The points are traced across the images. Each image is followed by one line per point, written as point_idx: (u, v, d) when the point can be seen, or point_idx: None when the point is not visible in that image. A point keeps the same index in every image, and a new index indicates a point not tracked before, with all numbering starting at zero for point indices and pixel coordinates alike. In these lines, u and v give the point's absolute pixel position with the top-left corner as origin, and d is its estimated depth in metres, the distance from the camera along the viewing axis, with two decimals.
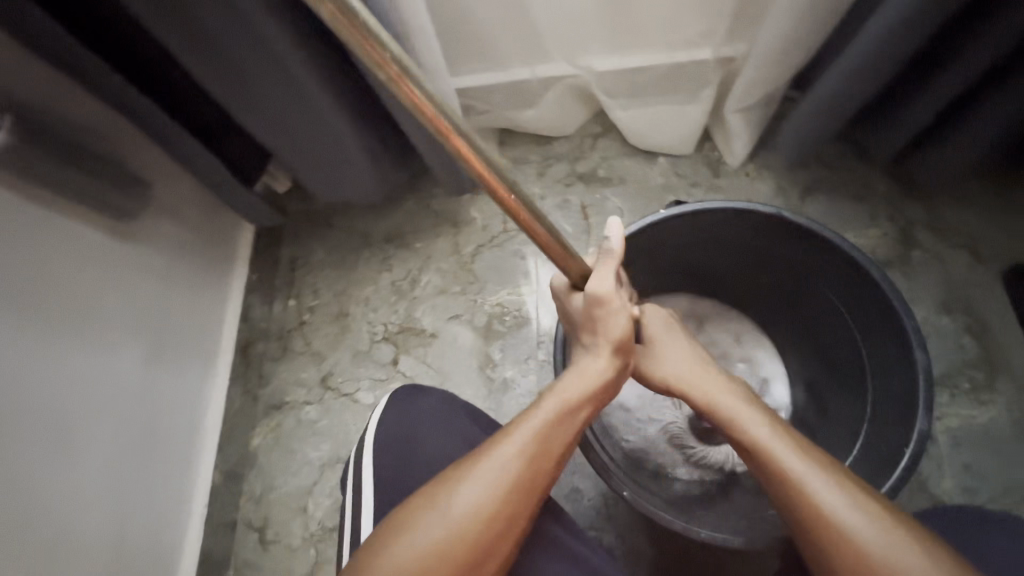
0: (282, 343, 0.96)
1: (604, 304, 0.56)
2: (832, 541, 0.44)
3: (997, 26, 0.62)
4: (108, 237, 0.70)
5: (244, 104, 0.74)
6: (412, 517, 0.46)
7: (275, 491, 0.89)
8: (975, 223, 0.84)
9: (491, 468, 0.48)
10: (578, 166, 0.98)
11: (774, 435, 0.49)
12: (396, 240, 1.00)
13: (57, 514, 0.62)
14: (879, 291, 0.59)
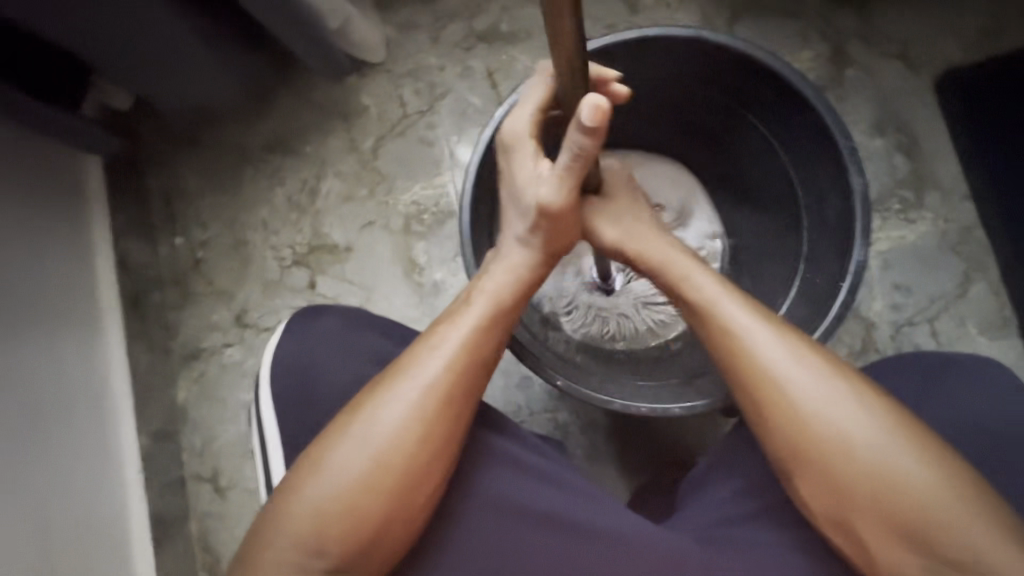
0: (180, 289, 0.86)
1: (560, 215, 0.50)
2: (789, 432, 0.44)
3: None
4: None
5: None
6: (326, 450, 0.42)
7: (218, 441, 0.84)
8: (909, 27, 0.76)
9: (411, 387, 0.43)
10: (475, 23, 0.83)
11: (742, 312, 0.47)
12: (281, 147, 0.85)
13: None
14: (813, 114, 0.54)
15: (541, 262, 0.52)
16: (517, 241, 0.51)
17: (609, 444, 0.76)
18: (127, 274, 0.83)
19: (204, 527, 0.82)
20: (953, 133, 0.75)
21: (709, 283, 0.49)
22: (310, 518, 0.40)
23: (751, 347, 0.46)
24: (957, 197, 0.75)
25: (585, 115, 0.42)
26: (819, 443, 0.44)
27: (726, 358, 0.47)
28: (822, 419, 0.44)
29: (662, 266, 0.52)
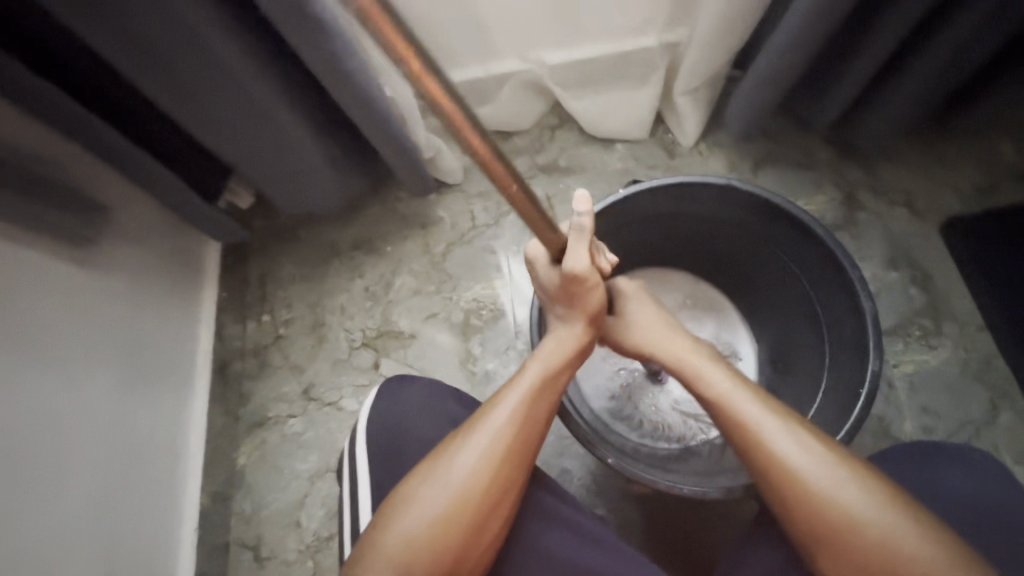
0: (259, 360, 0.96)
1: (580, 281, 0.54)
2: (836, 530, 0.47)
3: (902, 11, 0.68)
4: (73, 267, 0.69)
5: (181, 105, 0.73)
6: (413, 490, 0.48)
7: (266, 508, 0.89)
8: (912, 181, 0.89)
9: (484, 436, 0.50)
10: (539, 158, 1.01)
11: (767, 414, 0.51)
12: (366, 246, 1.00)
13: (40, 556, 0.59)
14: (827, 249, 0.63)
15: (583, 333, 0.59)
16: (559, 320, 0.59)
17: (643, 544, 0.77)
18: (220, 343, 0.95)
19: None
20: (961, 273, 0.84)
21: (729, 390, 0.54)
22: (402, 552, 0.45)
23: (792, 463, 0.49)
24: (972, 329, 0.81)
25: (577, 206, 0.50)
26: (868, 549, 0.46)
27: (776, 477, 0.49)
28: (857, 514, 0.46)
29: (679, 364, 0.58)
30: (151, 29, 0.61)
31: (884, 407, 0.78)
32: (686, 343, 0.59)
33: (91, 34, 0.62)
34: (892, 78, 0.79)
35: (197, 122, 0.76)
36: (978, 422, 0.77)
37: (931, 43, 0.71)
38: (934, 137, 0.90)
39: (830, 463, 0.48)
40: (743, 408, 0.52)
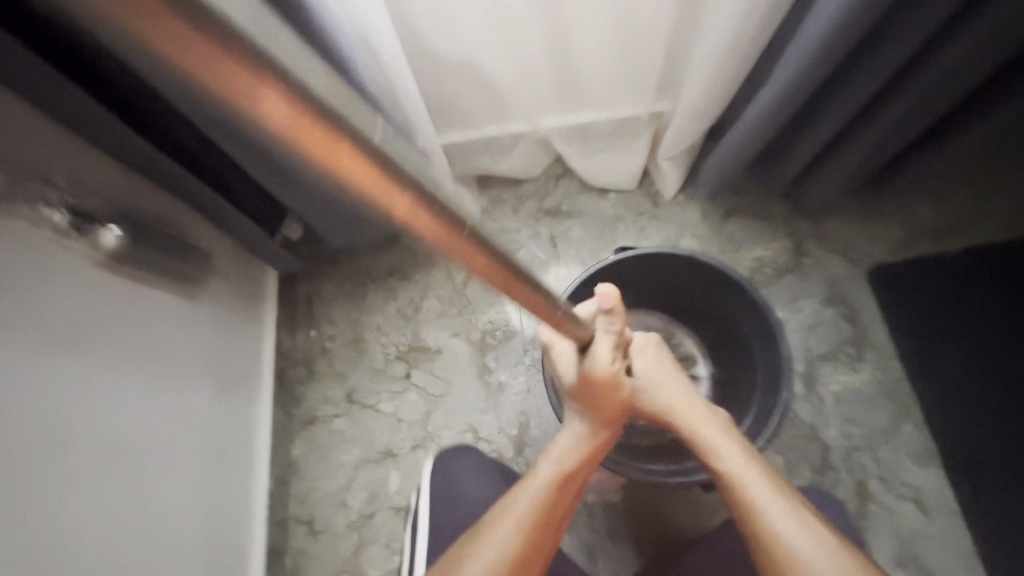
0: (308, 368, 1.15)
1: (601, 379, 0.72)
2: None
3: (828, 115, 0.90)
4: (181, 302, 0.86)
5: (274, 182, 0.87)
6: (448, 572, 0.64)
7: (318, 491, 1.08)
8: (848, 233, 1.09)
9: (502, 527, 0.66)
10: (545, 203, 1.21)
11: (767, 493, 0.67)
12: (398, 273, 1.19)
13: (162, 523, 0.79)
14: (756, 302, 0.82)
15: (594, 429, 0.76)
16: (573, 409, 0.78)
17: (624, 521, 0.99)
18: (281, 354, 1.15)
19: (298, 559, 1.05)
20: (882, 310, 1.05)
21: (740, 469, 0.69)
22: None
23: (783, 536, 0.63)
24: (887, 356, 1.02)
25: (603, 298, 0.66)
26: None
27: (771, 545, 0.63)
28: None
29: (697, 438, 0.74)
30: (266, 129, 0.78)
31: (815, 416, 1.00)
32: (703, 416, 0.76)
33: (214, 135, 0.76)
34: (828, 157, 1.00)
35: (289, 195, 0.91)
36: (888, 430, 0.98)
37: (854, 137, 0.93)
38: (870, 198, 1.10)
39: (790, 525, 0.63)
40: (749, 485, 0.68)
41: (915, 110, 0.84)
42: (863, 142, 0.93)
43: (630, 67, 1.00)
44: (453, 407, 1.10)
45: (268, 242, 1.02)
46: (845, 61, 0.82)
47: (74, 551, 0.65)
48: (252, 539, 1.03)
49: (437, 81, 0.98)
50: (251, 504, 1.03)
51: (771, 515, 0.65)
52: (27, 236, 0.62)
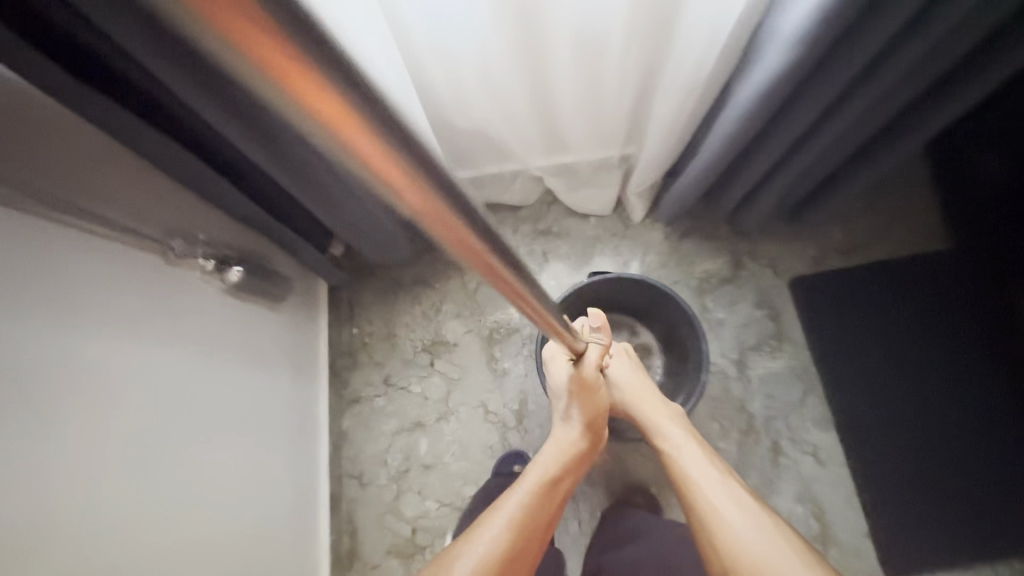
0: (352, 359, 1.46)
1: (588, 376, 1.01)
2: (730, 541, 0.81)
3: (757, 161, 1.13)
4: (269, 310, 1.19)
5: (319, 203, 1.07)
6: (470, 539, 0.87)
7: (364, 452, 1.40)
8: (775, 251, 1.40)
9: (510, 503, 0.93)
10: (539, 225, 1.50)
11: (701, 467, 0.93)
12: (422, 282, 1.49)
13: (254, 479, 1.09)
14: (686, 311, 1.15)
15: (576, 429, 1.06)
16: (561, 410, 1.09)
17: (599, 472, 1.31)
18: (331, 348, 1.46)
19: (352, 503, 1.37)
20: (799, 311, 1.35)
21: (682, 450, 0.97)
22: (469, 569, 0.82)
23: (710, 497, 0.88)
24: (802, 347, 1.33)
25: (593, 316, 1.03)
26: (751, 555, 0.78)
27: (702, 505, 0.87)
28: (740, 531, 0.81)
29: (655, 426, 1.04)
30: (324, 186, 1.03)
31: (744, 393, 1.32)
32: (659, 408, 1.07)
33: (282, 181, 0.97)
34: (758, 193, 1.25)
35: (335, 220, 1.15)
36: (798, 403, 1.30)
37: (780, 173, 1.16)
38: (793, 226, 1.40)
39: (705, 475, 0.91)
40: (688, 463, 0.95)
41: (827, 148, 1.07)
42: (786, 176, 1.16)
43: (601, 128, 1.24)
44: (468, 388, 1.41)
45: (327, 266, 1.32)
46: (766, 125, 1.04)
47: (173, 501, 0.87)
48: (319, 488, 1.35)
49: (455, 142, 1.27)
50: (320, 461, 1.36)
51: (693, 470, 0.93)
52: (192, 280, 0.96)
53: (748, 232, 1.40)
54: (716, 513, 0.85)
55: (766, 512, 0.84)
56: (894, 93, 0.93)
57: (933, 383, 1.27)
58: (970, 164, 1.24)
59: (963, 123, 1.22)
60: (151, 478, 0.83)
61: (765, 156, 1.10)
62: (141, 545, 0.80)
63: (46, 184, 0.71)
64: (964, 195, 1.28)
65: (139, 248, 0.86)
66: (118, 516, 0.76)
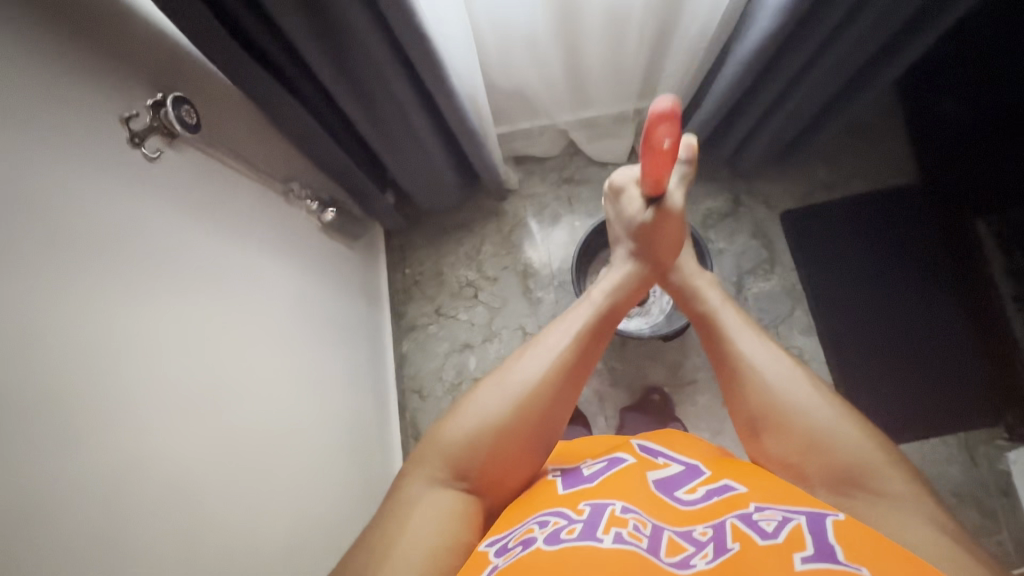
0: (406, 294, 1.71)
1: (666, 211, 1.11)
2: (782, 413, 0.87)
3: (757, 100, 1.32)
4: (345, 247, 1.45)
5: (394, 156, 1.28)
6: (521, 360, 0.92)
7: (422, 370, 1.67)
8: (768, 190, 1.63)
9: (562, 331, 0.96)
10: (563, 174, 1.73)
11: (753, 343, 0.96)
12: (464, 227, 1.73)
13: (340, 382, 1.32)
14: (695, 240, 1.43)
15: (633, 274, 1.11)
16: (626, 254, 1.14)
17: (621, 378, 1.57)
18: (389, 285, 1.72)
19: (414, 412, 1.64)
20: (788, 240, 1.59)
21: (734, 326, 0.99)
22: (517, 387, 0.87)
23: (759, 370, 0.92)
24: (791, 270, 1.58)
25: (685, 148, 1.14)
26: (803, 426, 0.84)
27: (750, 380, 0.92)
28: (793, 403, 0.87)
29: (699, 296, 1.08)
30: (401, 146, 1.25)
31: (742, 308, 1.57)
32: (709, 283, 1.10)
33: (372, 134, 1.17)
34: (758, 132, 1.45)
35: (403, 171, 1.37)
36: (785, 317, 1.55)
37: (779, 111, 1.35)
38: (780, 168, 1.63)
39: (743, 335, 0.97)
40: (739, 338, 0.97)
41: (821, 82, 1.24)
42: (785, 112, 1.34)
43: (620, 85, 1.45)
44: (508, 314, 1.67)
45: (389, 214, 1.56)
46: (767, 68, 1.22)
47: (259, 387, 1.00)
48: (390, 399, 1.63)
49: (495, 102, 1.48)
50: (388, 377, 1.63)
51: (731, 330, 0.99)
52: (298, 220, 1.20)
53: (742, 176, 1.63)
54: (755, 369, 0.92)
55: (806, 374, 0.91)
56: (882, 28, 1.09)
57: (904, 291, 1.52)
58: (935, 107, 1.46)
59: (926, 70, 1.45)
60: (233, 366, 0.93)
61: (760, 101, 1.32)
62: (245, 410, 0.95)
63: (224, 137, 0.97)
64: (929, 134, 1.50)
65: (262, 185, 1.07)
66: (229, 381, 0.92)
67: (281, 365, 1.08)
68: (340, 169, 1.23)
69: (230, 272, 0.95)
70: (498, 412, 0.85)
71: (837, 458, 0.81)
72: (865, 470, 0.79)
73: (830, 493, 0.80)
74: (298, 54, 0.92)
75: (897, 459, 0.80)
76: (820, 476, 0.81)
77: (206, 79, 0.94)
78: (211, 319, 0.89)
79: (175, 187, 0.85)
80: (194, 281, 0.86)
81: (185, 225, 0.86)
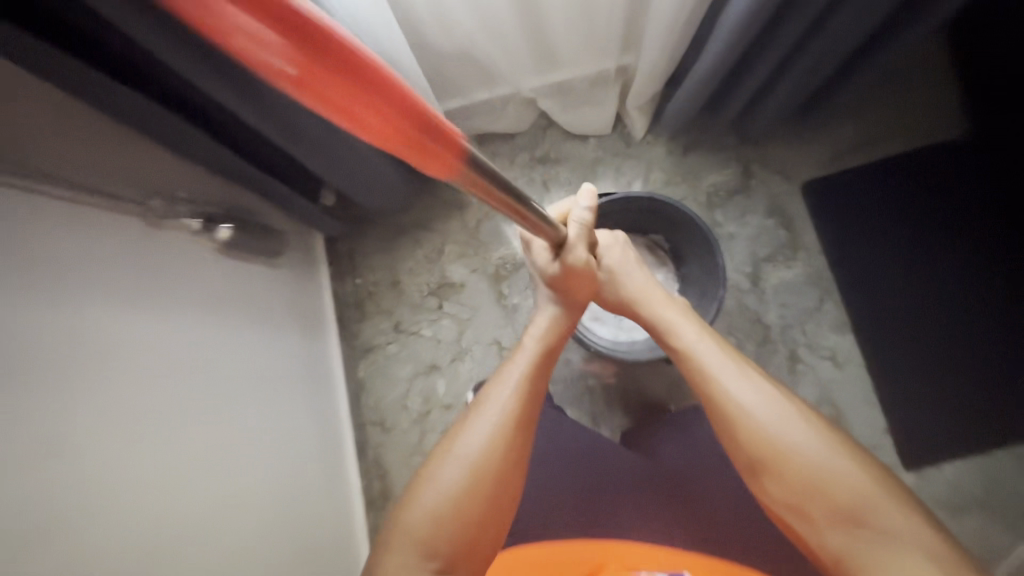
0: (360, 309, 1.44)
1: (577, 268, 0.90)
2: (771, 451, 0.76)
3: (768, 52, 1.02)
4: (266, 268, 1.16)
5: (308, 151, 0.98)
6: (479, 406, 0.80)
7: (385, 399, 1.41)
8: (788, 154, 1.34)
9: (518, 367, 0.85)
10: (536, 152, 1.42)
11: (722, 363, 0.85)
12: (422, 225, 1.45)
13: (275, 447, 1.04)
14: (699, 227, 1.12)
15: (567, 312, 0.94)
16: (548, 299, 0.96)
17: (617, 393, 1.32)
18: (336, 300, 1.45)
19: (378, 449, 1.39)
20: (813, 217, 1.31)
21: (700, 347, 0.87)
22: (474, 444, 0.75)
23: (737, 400, 0.80)
24: (816, 254, 1.30)
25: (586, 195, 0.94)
26: (795, 462, 0.74)
27: (725, 411, 0.80)
28: (781, 436, 0.76)
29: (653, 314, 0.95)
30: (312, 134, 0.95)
31: (759, 305, 1.30)
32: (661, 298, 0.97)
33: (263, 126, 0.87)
34: (771, 88, 1.14)
35: (327, 169, 1.06)
36: (811, 311, 1.29)
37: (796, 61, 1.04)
38: (802, 128, 1.33)
39: (712, 357, 0.86)
40: (706, 360, 0.85)
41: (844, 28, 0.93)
42: (802, 63, 1.04)
43: (596, 37, 1.13)
44: (480, 326, 1.40)
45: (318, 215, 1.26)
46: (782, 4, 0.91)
47: (151, 502, 0.71)
48: (345, 440, 1.36)
49: (439, 68, 1.17)
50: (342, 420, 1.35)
51: (698, 349, 0.87)
52: (181, 245, 0.91)
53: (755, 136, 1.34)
54: (745, 410, 0.79)
55: (789, 397, 0.80)
56: None
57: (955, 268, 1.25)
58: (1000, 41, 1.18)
59: None
60: (97, 481, 0.65)
61: (773, 52, 1.01)
62: (135, 539, 0.68)
63: (55, 161, 0.71)
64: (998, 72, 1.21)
65: (110, 210, 0.78)
66: (95, 506, 0.64)
67: (185, 451, 0.79)
68: (219, 164, 0.93)
69: (74, 341, 0.66)
70: (453, 478, 0.73)
71: (830, 494, 0.71)
72: (863, 507, 0.70)
73: (837, 533, 0.70)
74: (104, 18, 0.61)
75: (897, 488, 0.71)
76: (824, 517, 0.71)
77: (9, 77, 0.65)
78: (140, 408, 0.74)
79: (65, 263, 0.68)
80: (116, 371, 0.71)
81: (94, 315, 0.70)
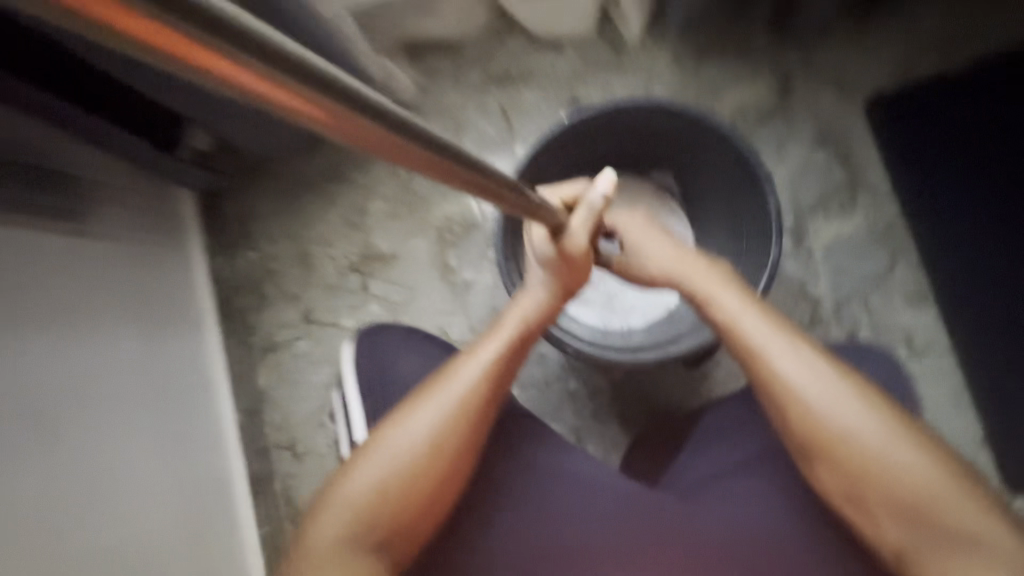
0: (257, 294, 1.05)
1: (573, 254, 0.67)
2: (828, 438, 0.60)
3: None
4: (61, 232, 0.76)
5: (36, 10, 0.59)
6: (436, 387, 0.66)
7: (294, 416, 1.03)
8: (843, 60, 0.96)
9: (486, 352, 0.68)
10: (491, 69, 1.02)
11: (775, 338, 0.64)
12: (337, 175, 1.05)
13: (74, 510, 0.66)
14: (739, 149, 0.76)
15: (556, 294, 0.71)
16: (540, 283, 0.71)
17: (610, 400, 0.95)
18: (219, 282, 1.05)
19: (286, 484, 1.01)
20: (877, 147, 0.94)
21: (744, 313, 0.66)
22: (429, 428, 0.64)
23: (792, 384, 0.61)
24: (881, 199, 0.94)
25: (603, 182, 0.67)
26: (857, 454, 0.59)
27: (773, 396, 0.62)
28: (839, 423, 0.60)
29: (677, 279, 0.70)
30: None
31: (803, 272, 0.93)
32: (696, 267, 0.69)
33: None
34: None
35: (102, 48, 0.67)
36: (875, 278, 0.93)
37: None
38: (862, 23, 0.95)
39: (762, 332, 0.64)
40: (752, 331, 0.64)
41: None
42: None
43: None
44: (421, 313, 1.02)
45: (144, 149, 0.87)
46: None
47: None
48: (232, 473, 0.98)
49: None
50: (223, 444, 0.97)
51: (741, 321, 0.65)
52: None
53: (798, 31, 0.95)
54: (795, 394, 0.61)
55: (855, 376, 0.62)
56: None
57: None
58: None
59: None
60: None
61: None
62: None
63: None
64: None
65: None
66: None
67: None
68: None
69: None
70: (400, 455, 0.63)
71: (893, 491, 0.58)
72: (933, 503, 0.57)
73: (897, 531, 0.58)
74: None
75: (979, 485, 0.58)
76: (885, 513, 0.58)
77: None
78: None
79: None
80: None
81: None
